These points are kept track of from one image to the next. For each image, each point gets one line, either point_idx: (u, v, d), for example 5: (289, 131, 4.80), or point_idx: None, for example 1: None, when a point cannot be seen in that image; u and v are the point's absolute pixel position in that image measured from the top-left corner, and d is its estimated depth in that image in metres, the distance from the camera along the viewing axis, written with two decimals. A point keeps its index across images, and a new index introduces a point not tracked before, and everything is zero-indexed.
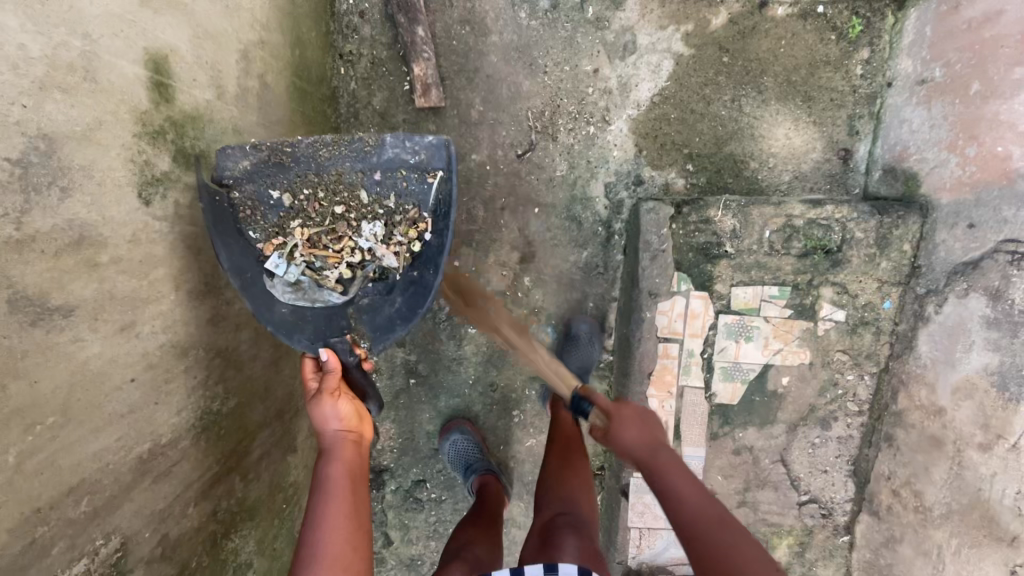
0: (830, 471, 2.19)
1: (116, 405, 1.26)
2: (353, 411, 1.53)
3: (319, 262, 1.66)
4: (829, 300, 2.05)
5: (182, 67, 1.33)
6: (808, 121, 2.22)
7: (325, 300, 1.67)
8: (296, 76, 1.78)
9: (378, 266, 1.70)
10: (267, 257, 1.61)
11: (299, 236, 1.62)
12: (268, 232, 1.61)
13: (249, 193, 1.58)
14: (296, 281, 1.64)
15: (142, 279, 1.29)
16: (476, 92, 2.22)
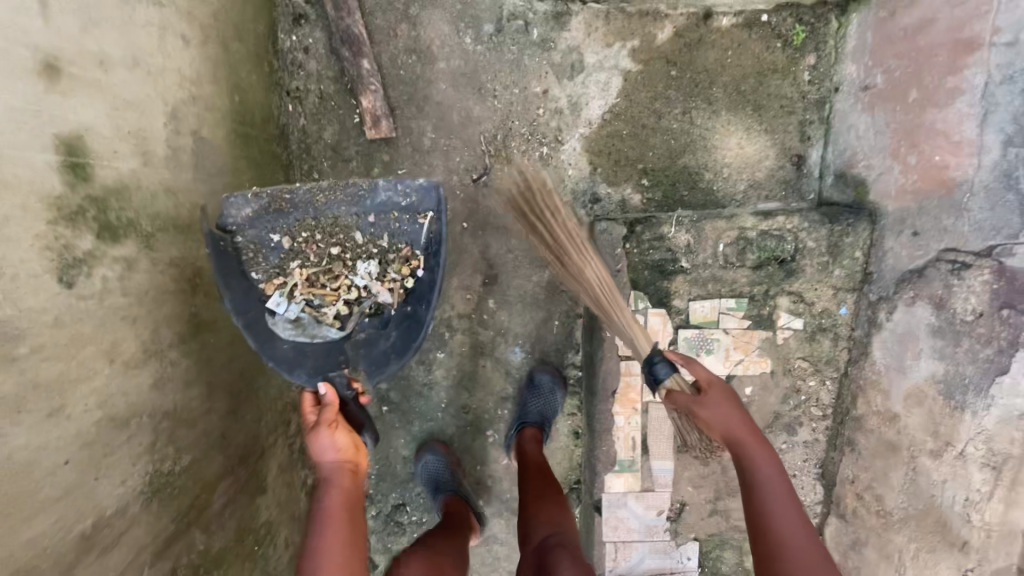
0: (799, 476, 2.22)
1: (49, 489, 1.21)
2: (349, 443, 1.57)
3: (317, 300, 1.80)
4: (786, 309, 2.06)
5: (99, 141, 1.28)
6: (760, 129, 2.23)
7: (324, 337, 1.79)
8: (238, 122, 1.78)
9: (373, 303, 1.83)
10: (269, 295, 1.73)
11: (299, 275, 1.76)
12: (269, 272, 1.74)
13: (254, 237, 1.71)
14: (296, 317, 1.76)
15: (69, 359, 1.23)
16: (427, 119, 2.23)
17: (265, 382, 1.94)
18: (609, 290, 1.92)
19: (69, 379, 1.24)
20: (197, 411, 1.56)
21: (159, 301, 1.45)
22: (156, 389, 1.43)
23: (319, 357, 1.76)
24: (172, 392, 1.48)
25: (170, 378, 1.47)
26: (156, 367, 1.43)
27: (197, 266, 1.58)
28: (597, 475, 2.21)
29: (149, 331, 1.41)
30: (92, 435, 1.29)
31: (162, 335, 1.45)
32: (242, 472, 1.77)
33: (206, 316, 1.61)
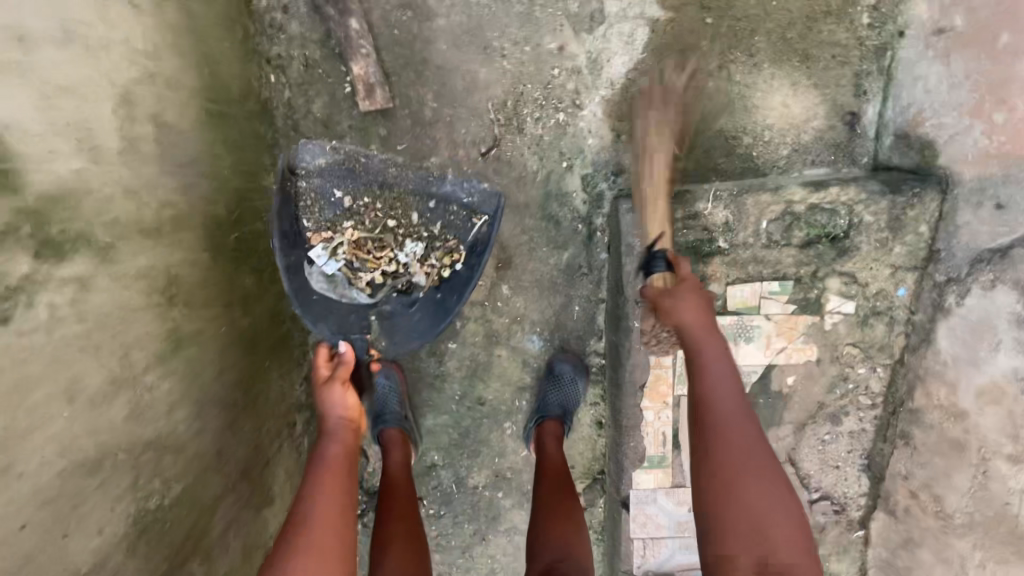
0: (843, 467, 2.06)
1: (8, 561, 1.05)
2: (355, 404, 1.48)
3: (357, 265, 1.85)
4: (837, 292, 1.84)
5: (25, 140, 1.04)
6: (808, 84, 1.95)
7: (350, 300, 1.84)
8: (211, 100, 1.54)
9: (407, 282, 1.88)
10: (314, 246, 1.80)
11: (348, 236, 1.82)
12: (319, 224, 1.81)
13: (315, 186, 1.79)
14: (331, 274, 1.83)
15: (13, 411, 1.04)
16: (427, 86, 1.97)
17: (263, 388, 1.79)
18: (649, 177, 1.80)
19: (18, 430, 1.05)
20: (186, 435, 1.40)
21: (128, 320, 1.24)
22: (133, 419, 1.26)
23: (341, 321, 1.81)
24: (154, 421, 1.31)
25: (149, 405, 1.29)
26: (128, 398, 1.24)
27: (173, 272, 1.36)
28: (625, 471, 2.06)
29: (117, 358, 1.22)
30: (54, 490, 1.12)
31: (135, 359, 1.25)
32: (244, 488, 1.64)
33: (189, 329, 1.40)
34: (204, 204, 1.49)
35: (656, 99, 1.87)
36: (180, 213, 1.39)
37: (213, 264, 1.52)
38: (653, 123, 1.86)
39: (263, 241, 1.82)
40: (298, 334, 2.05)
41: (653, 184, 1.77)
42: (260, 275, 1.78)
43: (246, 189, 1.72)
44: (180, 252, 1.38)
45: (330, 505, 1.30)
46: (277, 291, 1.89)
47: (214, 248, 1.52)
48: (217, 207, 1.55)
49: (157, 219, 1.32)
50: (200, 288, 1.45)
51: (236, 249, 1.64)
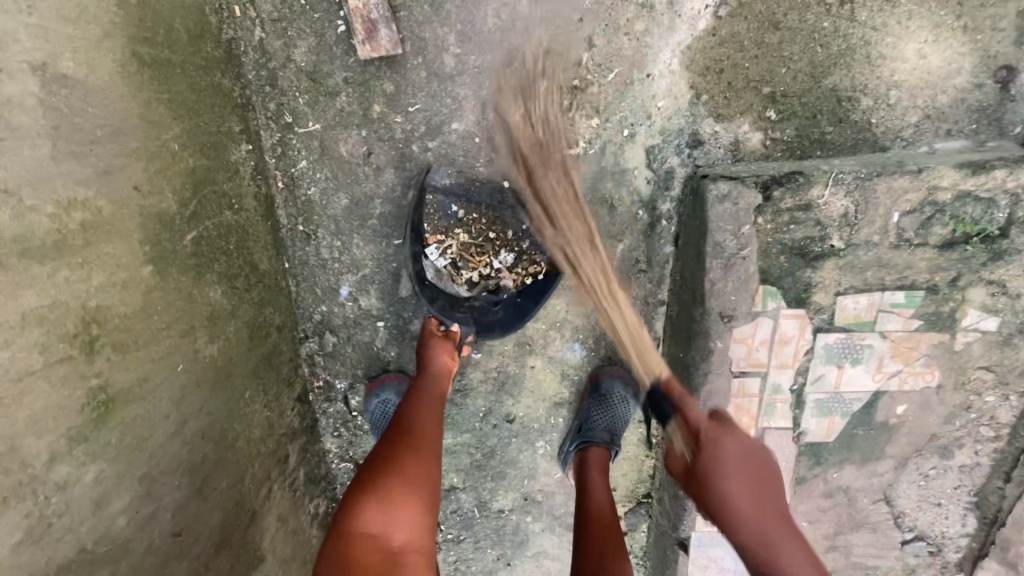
0: (945, 504, 1.70)
1: None
2: (452, 360, 1.55)
3: (460, 266, 1.65)
4: (978, 305, 1.44)
5: None
6: (955, 26, 1.46)
7: (449, 293, 1.65)
8: (145, 42, 1.07)
9: (496, 285, 1.66)
10: (428, 246, 1.63)
11: (460, 240, 1.63)
12: (438, 226, 1.62)
13: (440, 202, 1.60)
14: (440, 269, 1.65)
15: None
16: (447, 25, 1.47)
17: (244, 428, 1.39)
18: (603, 279, 1.57)
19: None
20: (127, 533, 1.04)
21: (12, 395, 0.85)
22: (31, 546, 0.90)
23: (448, 302, 1.62)
24: (69, 534, 0.95)
25: (57, 515, 0.93)
26: (20, 511, 0.88)
27: (92, 305, 0.95)
28: (686, 510, 1.73)
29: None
30: None
31: (29, 451, 0.88)
32: (222, 563, 1.28)
33: (122, 381, 1.01)
34: (141, 197, 1.04)
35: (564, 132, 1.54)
36: (98, 214, 0.96)
37: (161, 280, 1.09)
38: (560, 178, 1.53)
39: (235, 236, 1.37)
40: (288, 347, 1.63)
41: (617, 306, 1.57)
42: (232, 283, 1.34)
43: (206, 169, 1.26)
44: (103, 273, 0.97)
45: (431, 426, 1.36)
46: (257, 300, 1.47)
47: (161, 258, 1.09)
48: (163, 200, 1.10)
49: (59, 229, 0.90)
50: (140, 318, 1.04)
51: (195, 253, 1.20)
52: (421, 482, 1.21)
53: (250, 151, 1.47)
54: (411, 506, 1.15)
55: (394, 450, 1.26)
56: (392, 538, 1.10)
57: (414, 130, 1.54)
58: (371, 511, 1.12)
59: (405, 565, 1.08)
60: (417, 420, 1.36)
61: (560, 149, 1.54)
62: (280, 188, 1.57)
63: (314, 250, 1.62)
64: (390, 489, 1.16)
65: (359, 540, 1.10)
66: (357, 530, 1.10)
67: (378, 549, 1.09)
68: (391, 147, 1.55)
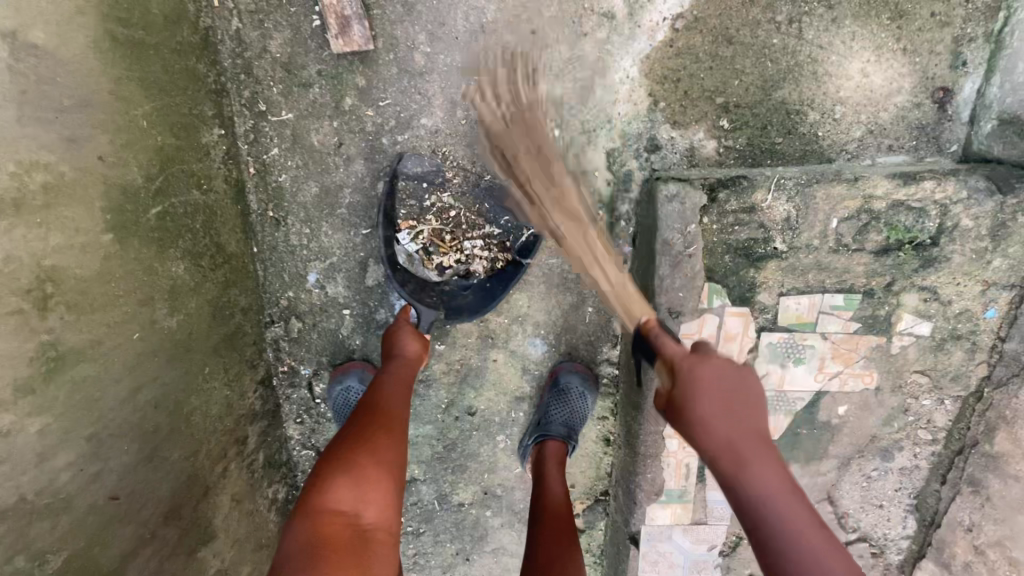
0: (887, 506, 1.75)
1: None
2: (423, 348, 1.56)
3: (432, 252, 1.69)
4: (912, 310, 1.52)
5: None
6: (896, 49, 1.56)
7: (419, 278, 1.69)
8: (119, 22, 1.13)
9: (465, 272, 1.70)
10: (400, 231, 1.66)
11: (432, 226, 1.67)
12: (411, 212, 1.66)
13: (411, 186, 1.64)
14: (411, 254, 1.68)
15: None
16: (419, 24, 1.55)
17: (201, 403, 1.42)
18: (619, 296, 1.50)
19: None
20: (71, 488, 1.08)
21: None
22: None
23: (418, 287, 1.67)
24: (11, 481, 0.98)
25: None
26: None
27: (49, 264, 1.00)
28: (638, 504, 1.78)
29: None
30: None
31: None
32: (169, 533, 1.30)
33: (75, 341, 1.05)
34: (105, 167, 1.10)
35: (536, 143, 1.55)
36: (61, 178, 1.01)
37: (122, 249, 1.14)
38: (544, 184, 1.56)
39: (201, 215, 1.41)
40: (252, 330, 1.66)
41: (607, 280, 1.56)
42: (196, 259, 1.38)
43: (175, 147, 1.31)
44: (63, 235, 1.01)
45: (399, 406, 1.39)
46: (222, 279, 1.50)
47: (123, 228, 1.14)
48: (127, 172, 1.15)
49: (19, 188, 0.95)
50: (98, 283, 1.09)
51: (159, 227, 1.24)
52: (393, 463, 1.24)
53: (223, 136, 1.52)
54: (381, 485, 1.19)
55: (367, 429, 1.28)
56: (363, 516, 1.15)
57: (384, 123, 1.60)
58: (343, 490, 1.15)
59: (373, 541, 1.14)
60: (388, 399, 1.39)
61: (547, 152, 1.57)
62: (251, 173, 1.62)
63: (283, 236, 1.67)
64: (362, 467, 1.19)
65: (331, 516, 1.12)
66: (328, 507, 1.13)
67: (348, 526, 1.12)
68: (361, 140, 1.61)
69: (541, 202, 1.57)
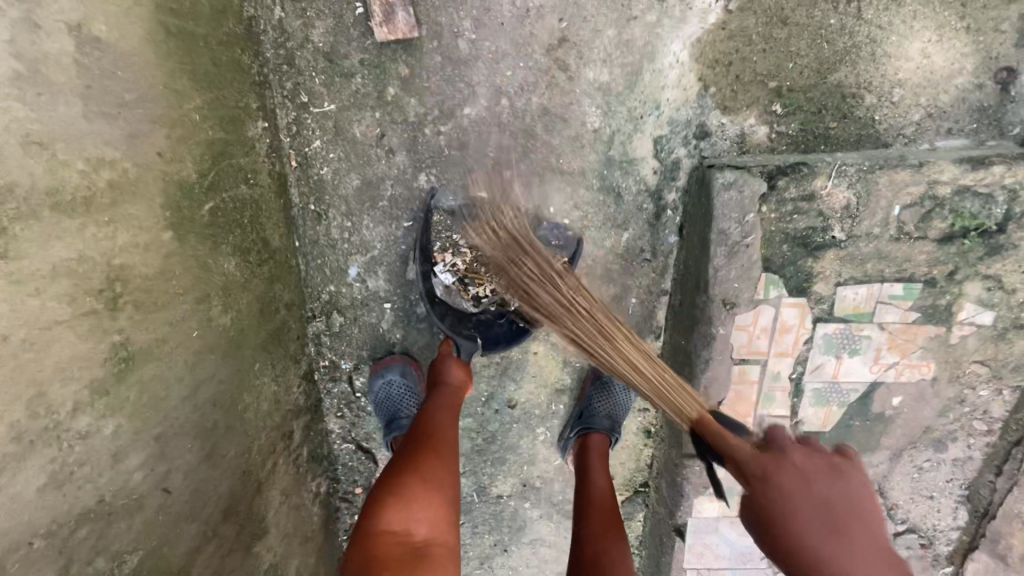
0: (938, 497, 1.73)
1: None
2: (466, 376, 1.57)
3: (468, 283, 1.63)
4: (973, 299, 1.48)
5: None
6: (959, 26, 1.50)
7: (456, 308, 1.64)
8: (171, 13, 1.10)
9: (502, 303, 1.63)
10: (435, 262, 1.61)
11: (467, 259, 1.60)
12: (445, 244, 1.61)
13: (448, 220, 1.60)
14: (447, 286, 1.62)
15: None
16: (463, 9, 1.50)
17: (253, 399, 1.41)
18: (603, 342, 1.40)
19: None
20: (142, 489, 1.08)
21: (40, 342, 0.90)
22: (54, 490, 0.94)
23: (456, 319, 1.62)
24: (89, 483, 0.98)
25: (78, 464, 0.96)
26: (47, 455, 0.93)
27: (117, 263, 0.99)
28: (685, 497, 1.76)
29: (23, 403, 0.88)
30: None
31: (55, 397, 0.92)
32: (228, 530, 1.30)
33: (142, 341, 1.04)
34: (163, 163, 1.07)
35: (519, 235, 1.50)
36: (125, 175, 0.99)
37: (180, 246, 1.12)
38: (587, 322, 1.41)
39: (249, 210, 1.39)
40: (295, 325, 1.65)
41: (619, 348, 1.38)
42: (245, 256, 1.36)
43: (225, 141, 1.28)
44: (128, 233, 1.00)
45: (448, 429, 1.39)
46: (268, 275, 1.49)
47: (179, 224, 1.12)
48: (183, 167, 1.13)
49: (88, 186, 0.94)
50: (160, 281, 1.07)
51: (212, 223, 1.22)
52: (443, 484, 1.23)
53: (266, 129, 1.49)
54: (433, 503, 1.18)
55: (417, 453, 1.28)
56: (414, 533, 1.13)
57: (427, 113, 1.57)
58: (392, 510, 1.14)
59: (427, 558, 1.10)
60: (434, 423, 1.39)
61: (542, 255, 1.48)
62: (293, 167, 1.59)
63: (325, 229, 1.65)
64: (410, 489, 1.18)
65: (384, 538, 1.12)
66: (380, 529, 1.12)
67: (401, 545, 1.11)
68: (404, 130, 1.58)
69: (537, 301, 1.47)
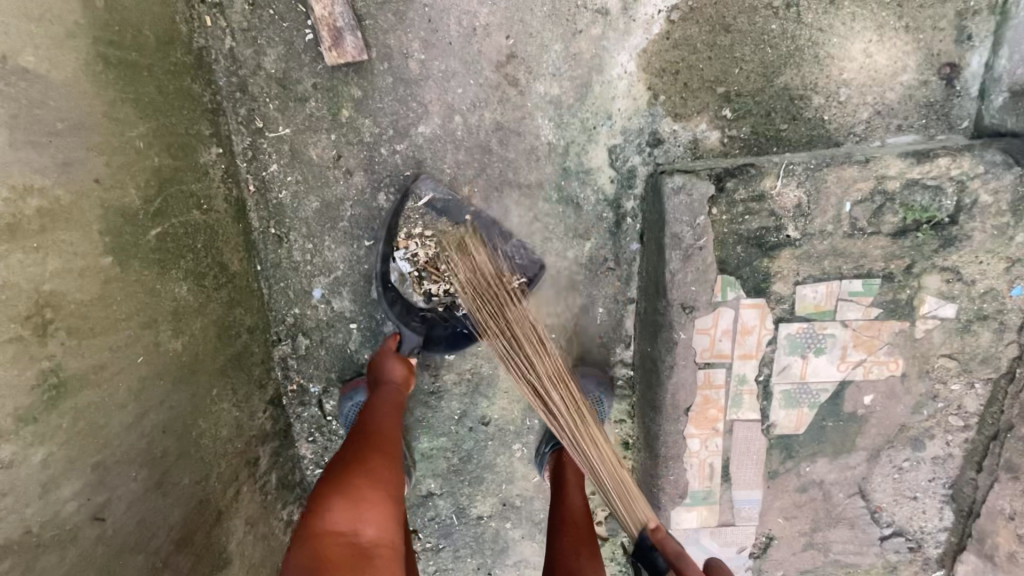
0: (922, 498, 1.69)
1: None
2: (408, 372, 1.56)
3: (424, 276, 1.63)
4: (934, 292, 1.47)
5: None
6: (899, 27, 1.53)
7: (405, 300, 1.63)
8: (111, 45, 1.13)
9: (451, 305, 1.64)
10: (397, 248, 1.61)
11: (429, 250, 1.61)
12: (412, 231, 1.61)
13: (421, 206, 1.59)
14: (404, 274, 1.62)
15: None
16: (412, 32, 1.54)
17: (211, 425, 1.39)
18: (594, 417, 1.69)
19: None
20: (77, 520, 1.07)
21: None
22: None
23: (404, 309, 1.62)
24: (14, 514, 0.98)
25: (0, 495, 0.96)
26: None
27: (47, 289, 1.00)
28: (662, 508, 1.72)
29: None
30: None
31: None
32: (182, 561, 1.27)
33: (77, 367, 1.04)
34: (102, 190, 1.09)
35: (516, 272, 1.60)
36: (57, 202, 1.00)
37: (122, 271, 1.12)
38: (547, 362, 1.49)
39: (202, 235, 1.40)
40: (259, 349, 1.64)
41: (602, 453, 1.42)
42: (198, 280, 1.36)
43: (173, 167, 1.29)
44: (59, 260, 1.01)
45: (391, 426, 1.39)
46: (226, 299, 1.48)
47: (121, 250, 1.12)
48: (125, 194, 1.14)
49: (14, 214, 0.95)
50: (99, 307, 1.07)
51: (159, 248, 1.22)
52: (388, 482, 1.22)
53: (221, 155, 1.51)
54: (380, 502, 1.17)
55: (363, 453, 1.26)
56: (362, 534, 1.11)
57: (382, 133, 1.59)
58: (339, 509, 1.12)
59: (375, 558, 1.09)
60: (379, 424, 1.37)
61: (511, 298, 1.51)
62: (252, 192, 1.60)
63: (286, 252, 1.65)
64: (357, 487, 1.16)
65: (330, 539, 1.09)
66: (326, 529, 1.09)
67: (348, 547, 1.09)
68: (360, 151, 1.60)
69: (499, 326, 1.49)
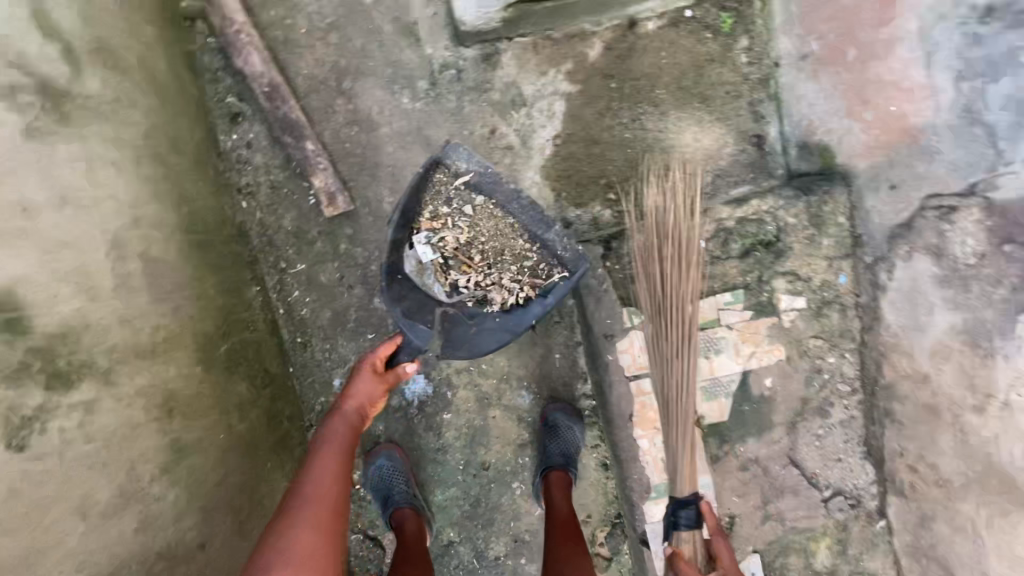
0: (845, 458, 2.05)
1: None
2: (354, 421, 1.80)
3: (446, 262, 1.97)
4: (785, 291, 2.00)
5: (32, 290, 1.29)
6: (712, 119, 2.14)
7: (426, 284, 1.96)
8: (195, 232, 1.79)
9: (479, 300, 1.97)
10: (419, 229, 1.96)
11: (449, 236, 1.96)
12: (432, 214, 1.96)
13: (446, 178, 1.94)
14: (419, 261, 1.96)
15: (33, 530, 1.27)
16: (382, 185, 2.21)
17: (269, 491, 1.85)
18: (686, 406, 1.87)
19: (38, 555, 1.28)
20: (192, 544, 1.54)
21: (131, 435, 1.44)
22: (142, 533, 1.43)
23: (415, 307, 1.93)
24: (161, 532, 1.47)
25: (156, 517, 1.47)
26: (137, 509, 1.43)
27: (170, 387, 1.54)
28: (636, 506, 2.08)
29: (123, 474, 1.41)
30: None
31: (140, 472, 1.44)
32: None
33: (190, 437, 1.58)
34: (194, 323, 1.67)
35: (687, 242, 1.89)
36: (173, 331, 1.58)
37: (207, 374, 1.67)
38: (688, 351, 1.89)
39: (253, 348, 1.95)
40: (297, 434, 2.12)
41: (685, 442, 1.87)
42: (253, 381, 1.89)
43: (232, 304, 1.89)
44: (175, 368, 1.57)
45: (325, 488, 1.60)
46: (271, 395, 1.99)
47: (206, 360, 1.68)
48: (207, 324, 1.71)
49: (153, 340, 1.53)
50: (197, 398, 1.62)
51: (228, 358, 1.78)
52: (307, 556, 1.46)
53: (259, 291, 2.12)
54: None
55: (289, 527, 1.49)
56: None
57: (371, 255, 2.20)
58: None
59: None
60: (314, 488, 1.59)
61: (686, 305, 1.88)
62: (281, 314, 2.18)
63: (311, 354, 2.19)
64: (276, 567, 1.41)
65: None
66: None
67: None
68: (357, 271, 2.20)
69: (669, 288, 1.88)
